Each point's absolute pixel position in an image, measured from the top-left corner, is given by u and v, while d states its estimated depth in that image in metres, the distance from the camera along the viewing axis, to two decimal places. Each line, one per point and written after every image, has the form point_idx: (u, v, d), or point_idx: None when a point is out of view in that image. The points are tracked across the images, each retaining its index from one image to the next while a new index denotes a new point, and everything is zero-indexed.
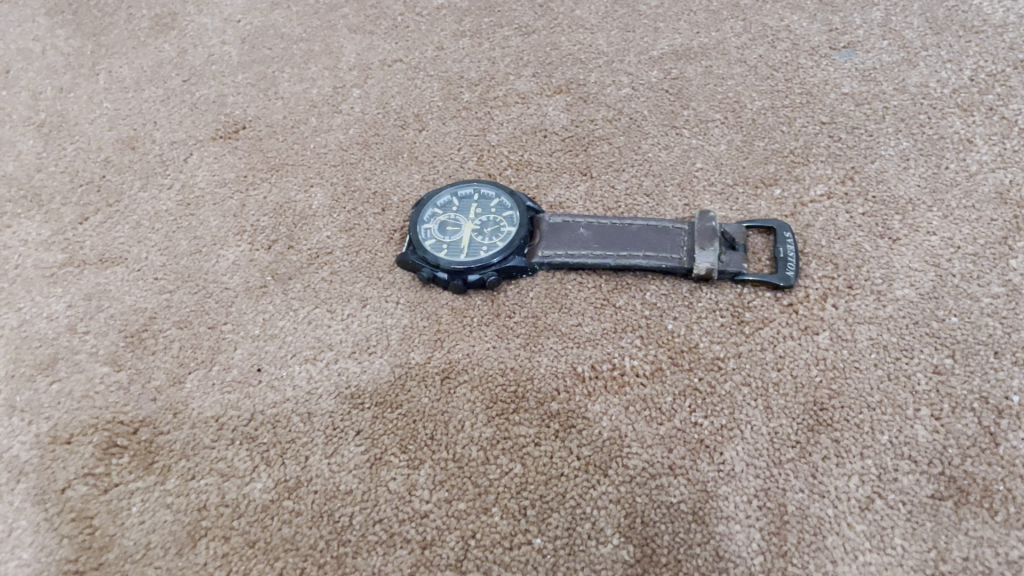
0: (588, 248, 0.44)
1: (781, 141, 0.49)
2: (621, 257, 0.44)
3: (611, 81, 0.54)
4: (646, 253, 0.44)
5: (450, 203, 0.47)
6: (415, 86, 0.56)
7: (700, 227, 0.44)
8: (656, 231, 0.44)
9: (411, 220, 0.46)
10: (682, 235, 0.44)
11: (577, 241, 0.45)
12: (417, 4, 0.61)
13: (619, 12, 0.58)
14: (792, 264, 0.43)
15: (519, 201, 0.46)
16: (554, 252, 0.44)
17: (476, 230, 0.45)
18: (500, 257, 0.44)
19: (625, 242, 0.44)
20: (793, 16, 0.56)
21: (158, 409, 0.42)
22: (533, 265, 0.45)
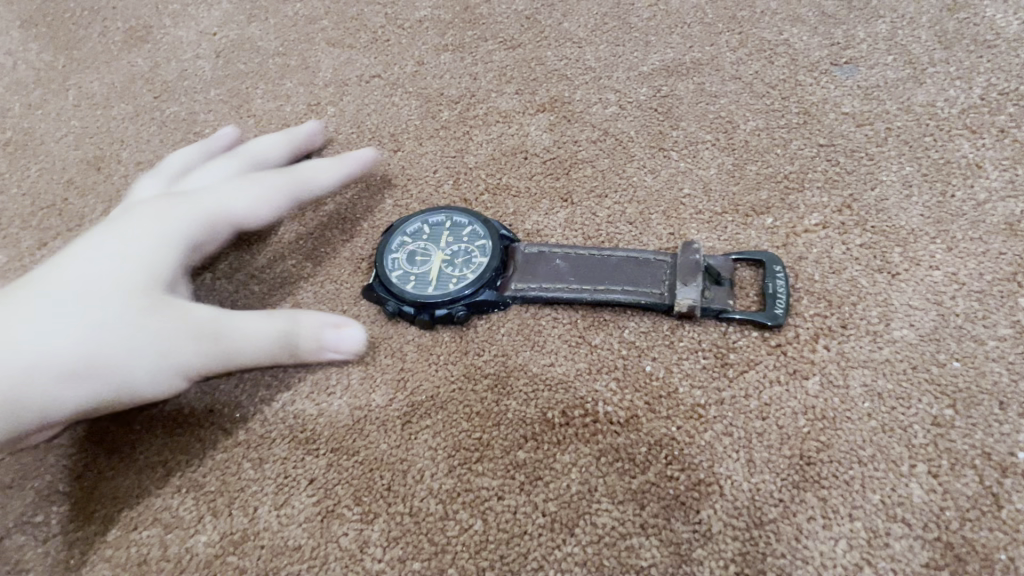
0: (564, 282, 0.41)
1: (775, 165, 0.46)
2: (598, 291, 0.41)
3: (597, 99, 0.51)
4: (625, 288, 0.41)
5: (420, 231, 0.44)
6: (393, 104, 0.53)
7: (682, 260, 0.41)
8: (637, 264, 0.41)
9: (378, 249, 0.43)
10: (664, 269, 0.41)
11: (552, 274, 0.42)
12: (399, 16, 0.58)
13: (609, 25, 0.55)
14: (781, 301, 0.39)
15: (493, 230, 0.43)
16: (528, 286, 0.42)
17: (446, 262, 0.42)
18: (470, 290, 0.41)
19: (603, 275, 0.41)
20: (793, 29, 0.53)
21: (105, 452, 0.40)
22: (505, 299, 0.42)
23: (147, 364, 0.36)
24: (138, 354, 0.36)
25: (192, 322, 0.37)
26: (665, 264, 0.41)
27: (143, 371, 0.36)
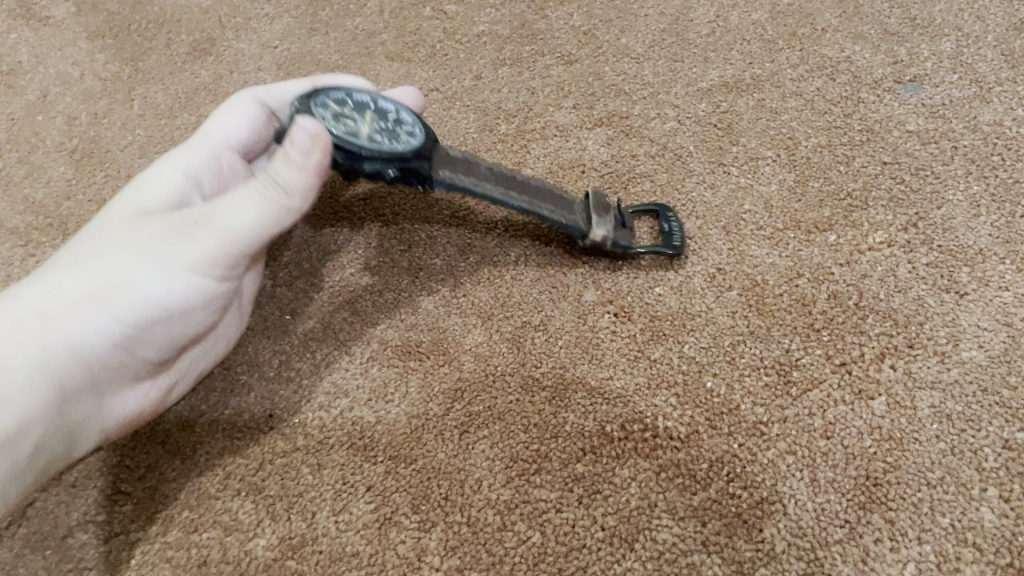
0: (490, 180, 0.42)
1: (838, 182, 0.45)
2: (527, 202, 0.42)
3: (655, 114, 0.51)
4: (550, 206, 0.43)
5: (343, 94, 0.41)
6: (450, 117, 0.54)
7: (594, 197, 0.44)
8: (554, 192, 0.44)
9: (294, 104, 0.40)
10: (579, 203, 0.44)
11: (473, 169, 0.42)
12: (458, 31, 0.59)
13: (667, 40, 0.55)
14: (677, 236, 0.44)
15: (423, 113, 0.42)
16: (458, 174, 0.42)
17: (377, 129, 0.40)
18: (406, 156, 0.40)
19: (526, 189, 0.43)
20: (855, 47, 0.52)
21: (165, 454, 0.40)
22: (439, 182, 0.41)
23: (179, 261, 0.37)
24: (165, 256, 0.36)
25: (198, 211, 0.38)
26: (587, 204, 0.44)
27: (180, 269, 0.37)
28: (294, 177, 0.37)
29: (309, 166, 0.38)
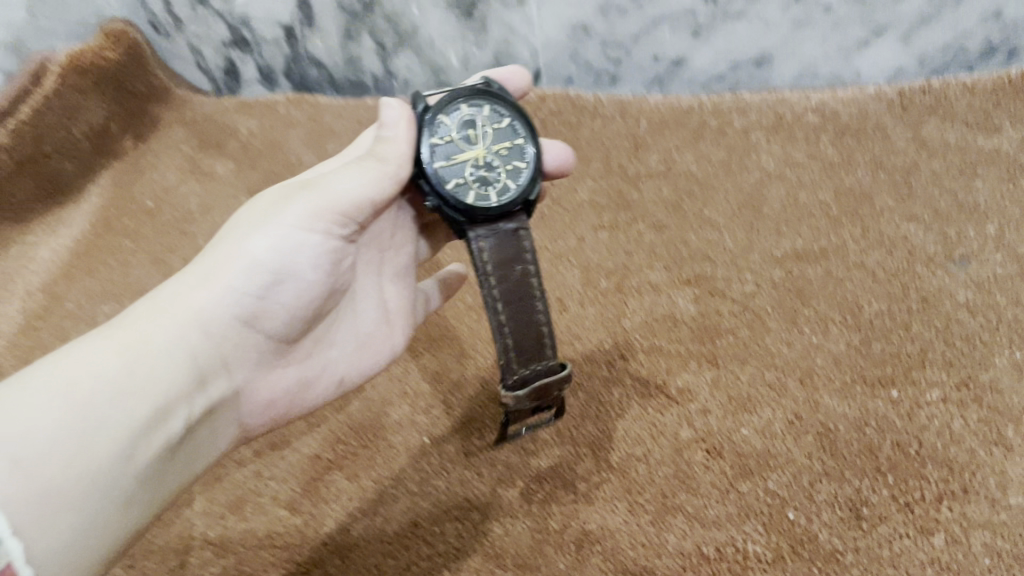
0: (500, 287, 0.49)
1: (898, 344, 0.53)
2: (498, 324, 0.49)
3: (736, 277, 0.60)
4: (513, 338, 0.49)
5: (501, 120, 0.49)
6: (558, 271, 0.63)
7: (545, 378, 0.49)
8: (528, 340, 0.50)
9: (465, 91, 0.48)
10: (539, 366, 0.50)
11: (503, 270, 0.49)
12: (562, 198, 0.70)
13: (744, 214, 0.65)
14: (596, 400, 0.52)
15: (525, 192, 0.49)
16: (489, 243, 0.49)
17: (476, 160, 0.48)
18: (460, 203, 0.47)
19: (514, 313, 0.49)
20: (910, 226, 0.61)
21: (328, 553, 0.48)
22: (466, 232, 0.48)
23: (298, 241, 0.44)
24: (289, 236, 0.44)
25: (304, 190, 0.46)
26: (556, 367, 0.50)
27: (301, 246, 0.45)
28: (395, 151, 0.46)
29: (403, 143, 0.46)
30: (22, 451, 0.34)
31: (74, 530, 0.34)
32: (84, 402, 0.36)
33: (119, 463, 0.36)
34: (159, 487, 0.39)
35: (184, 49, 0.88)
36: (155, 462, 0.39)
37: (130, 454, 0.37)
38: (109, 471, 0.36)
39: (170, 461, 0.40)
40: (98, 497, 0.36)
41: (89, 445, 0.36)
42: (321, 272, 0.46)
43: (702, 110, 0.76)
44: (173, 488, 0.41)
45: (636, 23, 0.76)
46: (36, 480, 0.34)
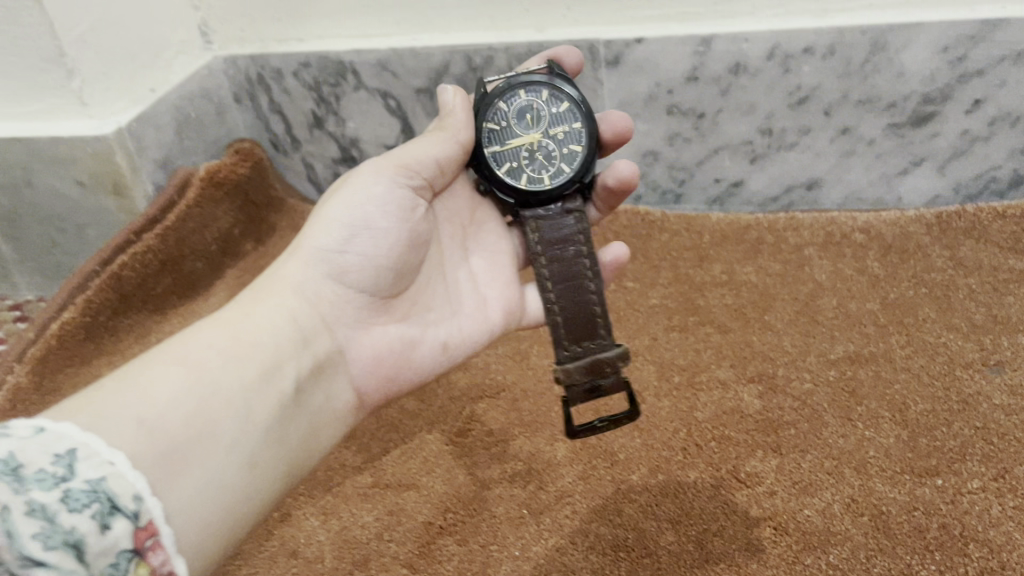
0: (551, 271, 0.64)
1: (942, 438, 0.61)
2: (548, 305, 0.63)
3: (795, 376, 0.68)
4: (562, 319, 0.63)
5: (559, 105, 0.64)
6: (636, 367, 0.72)
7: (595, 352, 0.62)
8: (578, 321, 0.63)
9: (523, 81, 0.64)
10: (592, 343, 0.63)
11: (555, 254, 0.64)
12: (636, 302, 0.79)
13: (800, 320, 0.74)
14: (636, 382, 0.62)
15: (575, 175, 0.64)
16: (539, 231, 0.65)
17: (530, 145, 0.64)
18: (513, 183, 0.64)
19: (564, 294, 0.64)
20: (950, 335, 0.69)
21: None
22: (520, 215, 0.65)
23: (367, 199, 0.59)
24: (354, 199, 0.59)
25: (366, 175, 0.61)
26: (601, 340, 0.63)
27: (369, 201, 0.59)
28: (454, 122, 0.63)
29: (459, 115, 0.63)
30: (158, 411, 0.44)
31: (204, 469, 0.45)
32: (201, 364, 0.48)
33: (236, 419, 0.48)
34: (275, 430, 0.50)
35: (299, 165, 1.04)
36: (265, 409, 0.50)
37: (238, 400, 0.49)
38: (223, 415, 0.47)
39: (283, 408, 0.51)
40: (218, 438, 0.46)
41: (208, 393, 0.47)
42: (393, 230, 0.60)
43: (759, 226, 0.86)
44: (292, 437, 0.52)
45: (700, 151, 0.88)
46: (168, 427, 0.44)
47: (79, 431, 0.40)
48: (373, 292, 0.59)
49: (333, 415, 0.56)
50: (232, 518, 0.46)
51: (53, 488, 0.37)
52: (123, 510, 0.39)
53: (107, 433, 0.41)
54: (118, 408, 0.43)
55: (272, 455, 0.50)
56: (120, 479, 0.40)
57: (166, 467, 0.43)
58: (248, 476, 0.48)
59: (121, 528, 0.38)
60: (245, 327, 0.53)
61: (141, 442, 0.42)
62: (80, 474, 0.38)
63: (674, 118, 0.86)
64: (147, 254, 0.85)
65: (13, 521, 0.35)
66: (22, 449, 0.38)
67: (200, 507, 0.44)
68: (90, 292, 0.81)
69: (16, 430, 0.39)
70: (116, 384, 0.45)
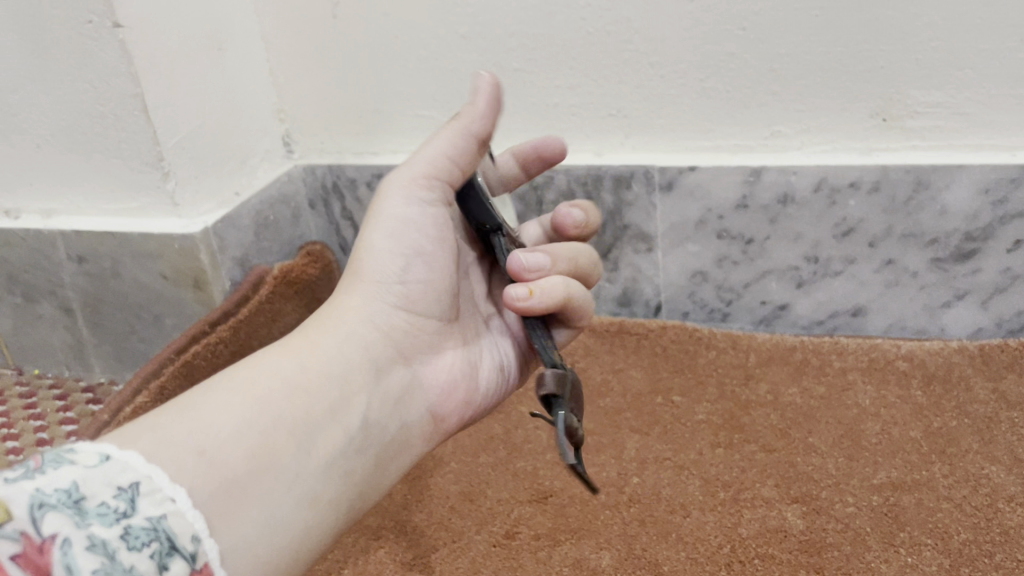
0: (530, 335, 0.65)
1: (985, 570, 0.61)
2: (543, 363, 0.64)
3: (839, 499, 0.70)
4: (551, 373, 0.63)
5: None
6: (681, 481, 0.74)
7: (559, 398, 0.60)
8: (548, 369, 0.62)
9: None
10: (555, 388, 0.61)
11: None
12: (682, 417, 0.82)
13: (844, 443, 0.76)
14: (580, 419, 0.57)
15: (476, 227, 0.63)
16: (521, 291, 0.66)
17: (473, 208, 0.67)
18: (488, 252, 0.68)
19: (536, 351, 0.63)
20: (992, 467, 0.71)
21: None
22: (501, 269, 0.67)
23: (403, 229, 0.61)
24: (391, 228, 0.61)
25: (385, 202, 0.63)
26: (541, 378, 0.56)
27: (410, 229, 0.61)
28: None
29: None
30: (215, 441, 0.46)
31: (261, 502, 0.46)
32: (262, 394, 0.50)
33: (300, 451, 0.50)
34: (337, 463, 0.52)
35: None
36: (328, 442, 0.52)
37: (301, 431, 0.50)
38: (284, 447, 0.49)
39: (345, 440, 0.53)
40: (278, 472, 0.48)
41: (272, 429, 0.49)
42: (440, 255, 0.62)
43: (804, 349, 0.89)
44: (356, 468, 0.54)
45: (747, 273, 0.92)
46: (227, 459, 0.46)
47: (143, 462, 0.42)
48: (423, 317, 0.62)
49: (402, 444, 0.58)
50: (292, 552, 0.48)
51: (116, 524, 0.38)
52: (181, 551, 0.40)
53: (168, 465, 0.43)
54: (179, 438, 0.45)
55: (334, 489, 0.51)
56: (178, 518, 0.41)
57: (225, 498, 0.45)
58: (309, 509, 0.49)
59: (177, 569, 0.40)
60: (312, 352, 0.55)
61: (201, 473, 0.44)
62: (141, 510, 0.40)
63: (724, 241, 0.91)
64: (219, 345, 0.91)
65: (74, 556, 0.36)
66: (87, 481, 0.39)
67: (256, 540, 0.45)
68: (163, 378, 0.85)
69: (82, 459, 0.40)
70: (179, 412, 0.47)
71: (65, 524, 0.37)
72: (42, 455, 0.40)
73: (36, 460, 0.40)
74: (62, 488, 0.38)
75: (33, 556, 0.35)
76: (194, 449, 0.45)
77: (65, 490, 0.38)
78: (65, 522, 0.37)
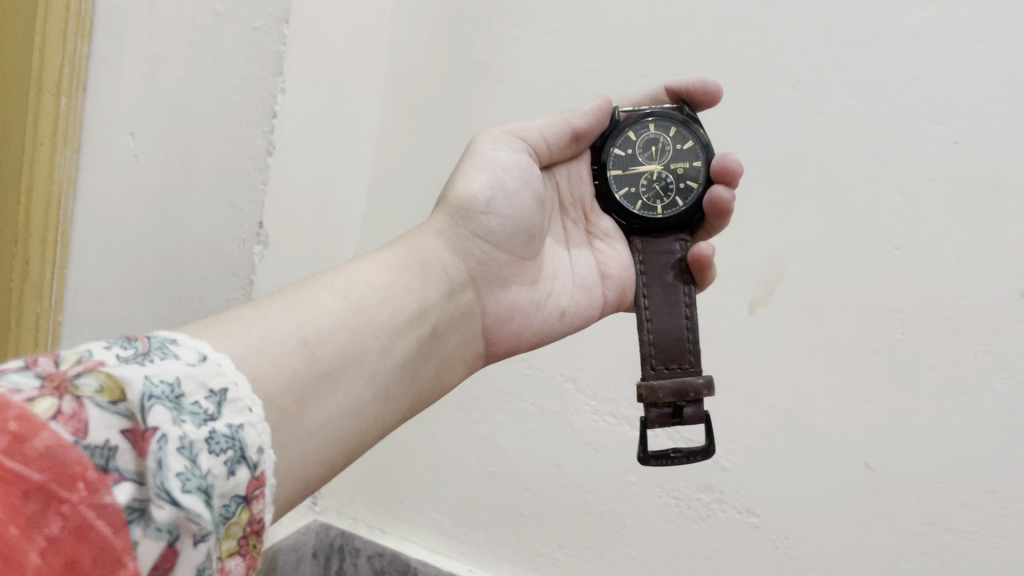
0: (644, 298, 0.80)
1: None
2: (641, 329, 0.79)
3: None
4: (646, 339, 0.78)
5: (682, 141, 0.79)
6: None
7: (662, 361, 0.78)
8: (662, 337, 0.79)
9: (662, 115, 0.79)
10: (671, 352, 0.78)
11: (656, 280, 0.81)
12: None
13: None
14: (679, 410, 0.76)
15: (686, 212, 0.79)
16: (643, 256, 0.81)
17: (649, 175, 0.80)
18: (630, 206, 0.80)
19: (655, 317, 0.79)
20: None
21: None
22: (630, 238, 0.82)
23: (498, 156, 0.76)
24: (484, 162, 0.75)
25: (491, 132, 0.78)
26: (695, 419, 0.75)
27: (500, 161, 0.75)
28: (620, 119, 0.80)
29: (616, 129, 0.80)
30: (315, 335, 0.57)
31: (345, 391, 0.58)
32: (358, 297, 0.63)
33: (382, 351, 0.62)
34: (410, 366, 0.65)
35: None
36: (404, 347, 0.64)
37: (385, 336, 0.63)
38: (368, 348, 0.61)
39: (419, 346, 0.66)
40: (363, 364, 0.60)
41: (362, 325, 0.61)
42: (520, 195, 0.75)
43: None
44: (421, 369, 0.66)
45: None
46: (323, 353, 0.57)
47: (230, 369, 0.48)
48: (496, 249, 0.75)
49: (448, 347, 0.70)
50: (361, 429, 0.59)
51: (205, 425, 0.43)
52: (247, 460, 0.45)
53: (277, 351, 0.54)
54: (287, 327, 0.56)
55: (401, 389, 0.64)
56: (251, 429, 0.46)
57: (318, 383, 0.56)
58: (380, 401, 0.61)
59: (241, 477, 0.44)
60: (398, 276, 0.67)
61: (302, 359, 0.55)
62: (224, 417, 0.45)
63: None
64: None
65: (167, 452, 0.41)
66: (187, 379, 0.45)
67: (339, 416, 0.57)
68: None
69: (184, 358, 0.46)
70: (290, 304, 0.58)
71: (166, 418, 0.42)
72: (148, 340, 0.46)
73: (144, 345, 0.45)
74: (167, 381, 0.43)
75: (135, 442, 0.41)
76: (297, 336, 0.56)
77: (169, 384, 0.43)
78: (166, 417, 0.42)
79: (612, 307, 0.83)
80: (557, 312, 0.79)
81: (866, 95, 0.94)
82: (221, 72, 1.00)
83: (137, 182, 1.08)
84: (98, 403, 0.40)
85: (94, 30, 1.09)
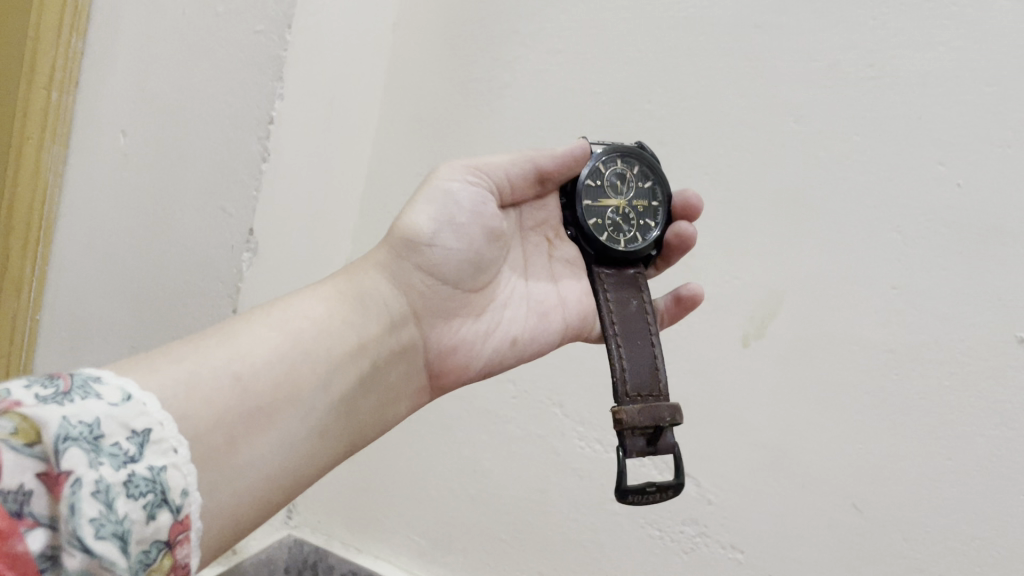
0: (614, 326, 0.77)
1: None
2: (615, 358, 0.76)
3: None
4: (621, 366, 0.75)
5: (646, 180, 0.80)
6: None
7: (638, 388, 0.75)
8: (636, 365, 0.76)
9: (630, 152, 0.80)
10: (645, 380, 0.75)
11: (623, 309, 0.78)
12: None
13: None
14: (660, 439, 0.73)
15: (647, 248, 0.80)
16: (605, 286, 0.79)
17: (615, 208, 0.80)
18: (595, 236, 0.79)
19: (627, 346, 0.77)
20: None
21: None
22: (593, 268, 0.80)
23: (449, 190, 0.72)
24: (431, 195, 0.72)
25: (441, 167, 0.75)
26: (669, 450, 0.73)
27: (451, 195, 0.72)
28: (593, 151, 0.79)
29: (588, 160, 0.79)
30: (250, 370, 0.56)
31: (279, 428, 0.56)
32: (294, 329, 0.61)
33: (319, 387, 0.60)
34: (347, 401, 0.63)
35: None
36: (343, 381, 0.62)
37: (320, 370, 0.61)
38: (307, 382, 0.59)
39: (358, 381, 0.64)
40: (299, 402, 0.58)
41: (297, 359, 0.60)
42: (469, 230, 0.73)
43: None
44: (361, 404, 0.64)
45: None
46: (257, 387, 0.56)
47: (155, 409, 0.47)
48: (441, 283, 0.72)
49: (388, 381, 0.68)
50: (295, 469, 0.57)
51: (124, 468, 0.43)
52: (170, 503, 0.45)
53: (205, 387, 0.53)
54: (218, 363, 0.55)
55: (338, 427, 0.62)
56: (173, 471, 0.46)
57: (251, 421, 0.54)
58: (316, 437, 0.59)
59: (163, 520, 0.44)
60: (337, 309, 0.65)
61: (234, 394, 0.54)
62: (145, 459, 0.45)
63: None
64: None
65: (81, 498, 0.40)
66: (107, 419, 0.44)
67: (269, 457, 0.55)
68: None
69: (107, 397, 0.45)
70: (222, 339, 0.57)
71: (82, 461, 0.41)
72: (70, 378, 0.45)
73: (66, 383, 0.45)
74: (86, 422, 0.43)
75: (51, 487, 0.40)
76: (229, 372, 0.55)
77: (88, 425, 0.43)
78: (82, 460, 0.41)
79: (569, 336, 0.80)
80: (506, 339, 0.76)
81: (870, 132, 0.93)
82: (218, 75, 0.98)
83: (124, 182, 1.06)
84: (11, 445, 0.39)
85: (89, 25, 1.07)
